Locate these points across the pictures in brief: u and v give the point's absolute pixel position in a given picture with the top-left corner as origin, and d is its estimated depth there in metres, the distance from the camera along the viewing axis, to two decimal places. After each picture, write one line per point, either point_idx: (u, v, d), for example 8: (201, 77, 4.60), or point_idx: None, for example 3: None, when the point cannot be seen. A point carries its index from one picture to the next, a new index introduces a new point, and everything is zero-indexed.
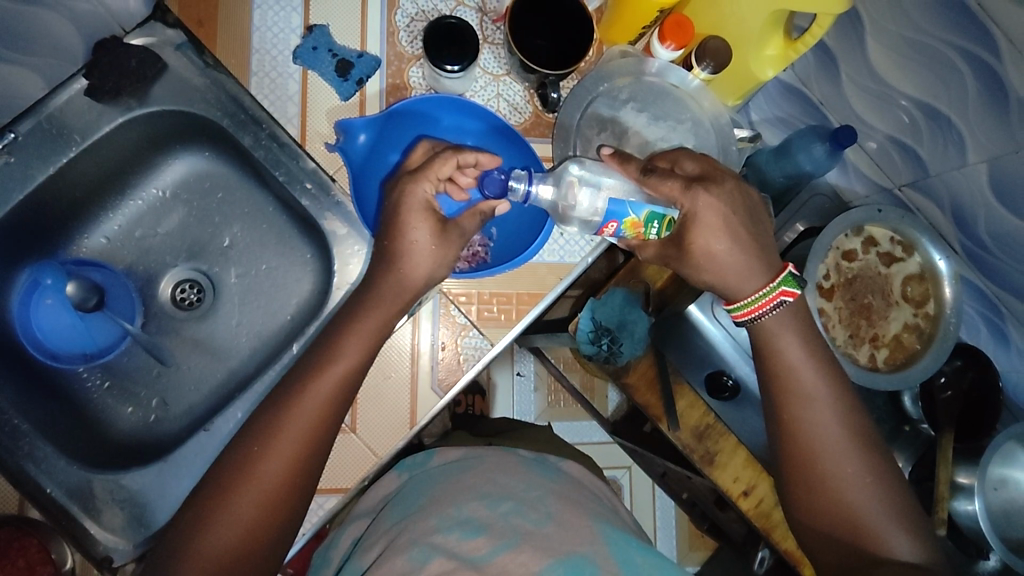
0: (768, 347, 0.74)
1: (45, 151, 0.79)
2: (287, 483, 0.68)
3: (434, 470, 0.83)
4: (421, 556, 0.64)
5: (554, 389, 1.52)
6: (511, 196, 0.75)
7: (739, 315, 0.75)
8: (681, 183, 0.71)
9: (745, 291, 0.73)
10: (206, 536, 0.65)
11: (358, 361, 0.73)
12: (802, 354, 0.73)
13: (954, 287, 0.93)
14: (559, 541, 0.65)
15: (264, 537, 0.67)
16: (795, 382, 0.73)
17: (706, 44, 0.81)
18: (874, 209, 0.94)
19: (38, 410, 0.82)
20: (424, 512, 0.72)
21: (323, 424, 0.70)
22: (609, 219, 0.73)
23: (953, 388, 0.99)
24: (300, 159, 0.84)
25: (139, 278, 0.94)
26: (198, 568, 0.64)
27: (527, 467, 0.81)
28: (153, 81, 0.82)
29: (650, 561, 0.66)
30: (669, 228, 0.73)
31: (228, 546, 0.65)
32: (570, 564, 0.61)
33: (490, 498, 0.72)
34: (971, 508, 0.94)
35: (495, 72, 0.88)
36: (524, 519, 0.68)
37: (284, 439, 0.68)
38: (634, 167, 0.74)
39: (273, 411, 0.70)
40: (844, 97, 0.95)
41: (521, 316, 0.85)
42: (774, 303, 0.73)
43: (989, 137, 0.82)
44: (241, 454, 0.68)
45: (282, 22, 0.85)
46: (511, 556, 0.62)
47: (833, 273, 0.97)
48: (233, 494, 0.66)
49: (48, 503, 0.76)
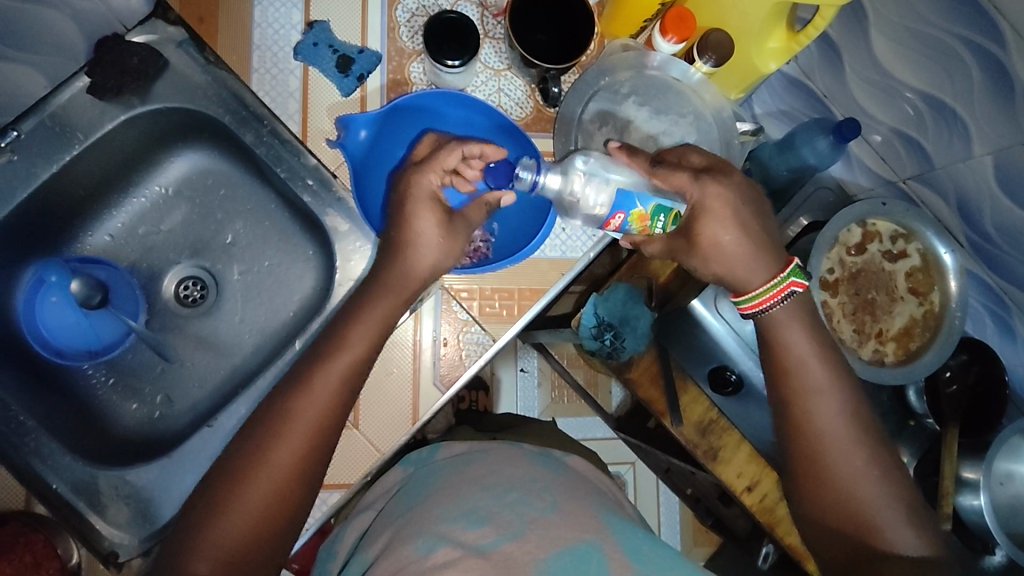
0: (773, 339, 0.74)
1: (47, 150, 0.79)
2: (296, 477, 0.68)
3: (441, 463, 0.83)
4: (427, 546, 0.65)
5: (557, 385, 1.53)
6: (519, 184, 0.76)
7: (745, 307, 0.74)
8: (688, 175, 0.71)
9: (752, 283, 0.73)
10: (216, 529, 0.65)
11: (364, 352, 0.73)
12: (812, 348, 0.73)
13: (960, 281, 0.91)
14: (565, 530, 0.65)
15: (271, 533, 0.67)
16: (801, 374, 0.73)
17: (708, 37, 0.80)
18: (878, 203, 0.92)
19: (44, 408, 0.83)
20: (429, 504, 0.73)
21: (332, 415, 0.71)
22: (615, 210, 0.72)
23: (958, 383, 0.98)
24: (300, 155, 0.84)
25: (142, 276, 0.95)
26: (206, 561, 0.64)
27: (531, 461, 0.81)
28: (155, 78, 0.82)
29: (656, 552, 0.65)
30: (675, 222, 0.73)
31: (240, 536, 0.65)
32: (579, 552, 0.62)
33: (496, 489, 0.72)
34: (977, 503, 0.93)
35: (496, 67, 0.87)
36: (529, 508, 0.68)
37: (291, 433, 0.69)
38: (642, 163, 0.74)
39: (279, 402, 0.70)
40: (847, 89, 0.94)
41: (524, 312, 0.85)
42: (778, 297, 0.72)
43: (994, 128, 0.81)
44: (247, 446, 0.69)
45: (283, 19, 0.85)
46: (516, 545, 0.63)
47: (837, 268, 0.95)
48: (245, 485, 0.67)
49: (54, 499, 0.77)
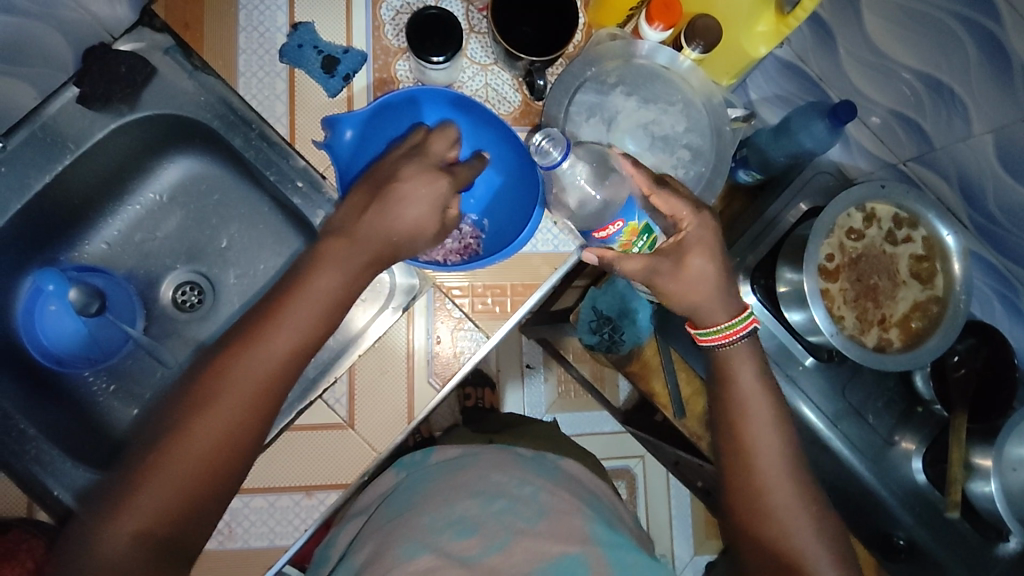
0: (723, 372, 0.77)
1: (40, 160, 0.81)
2: (228, 454, 0.67)
3: (432, 468, 0.88)
4: (411, 553, 0.70)
5: (564, 380, 1.52)
6: (540, 157, 0.67)
7: (706, 339, 0.76)
8: (690, 208, 0.74)
9: (716, 318, 0.75)
10: (148, 493, 0.64)
11: (312, 312, 0.71)
12: (755, 383, 0.76)
13: (964, 262, 0.88)
14: (548, 543, 0.70)
15: (200, 506, 0.66)
16: (735, 400, 0.76)
17: (694, 24, 0.79)
18: (876, 185, 0.89)
19: (45, 415, 0.84)
20: (416, 510, 0.78)
21: (277, 377, 0.70)
22: (616, 217, 0.72)
23: (966, 366, 0.95)
24: (289, 158, 0.84)
25: (139, 282, 0.95)
26: (133, 523, 0.64)
27: (521, 465, 0.86)
28: (143, 86, 0.82)
29: (639, 561, 0.71)
30: (650, 246, 0.76)
31: (172, 499, 0.65)
32: (562, 564, 0.67)
33: (483, 496, 0.78)
34: (987, 490, 0.91)
35: (482, 62, 0.86)
36: (515, 518, 0.74)
37: (226, 406, 0.67)
38: (645, 173, 0.73)
39: (220, 366, 0.69)
40: (841, 70, 0.92)
41: (517, 307, 0.84)
42: (743, 330, 0.75)
43: (992, 105, 0.79)
44: (185, 407, 0.68)
45: (268, 22, 0.85)
46: (502, 557, 0.69)
47: (836, 253, 0.93)
48: (177, 448, 0.66)
49: (57, 505, 0.78)
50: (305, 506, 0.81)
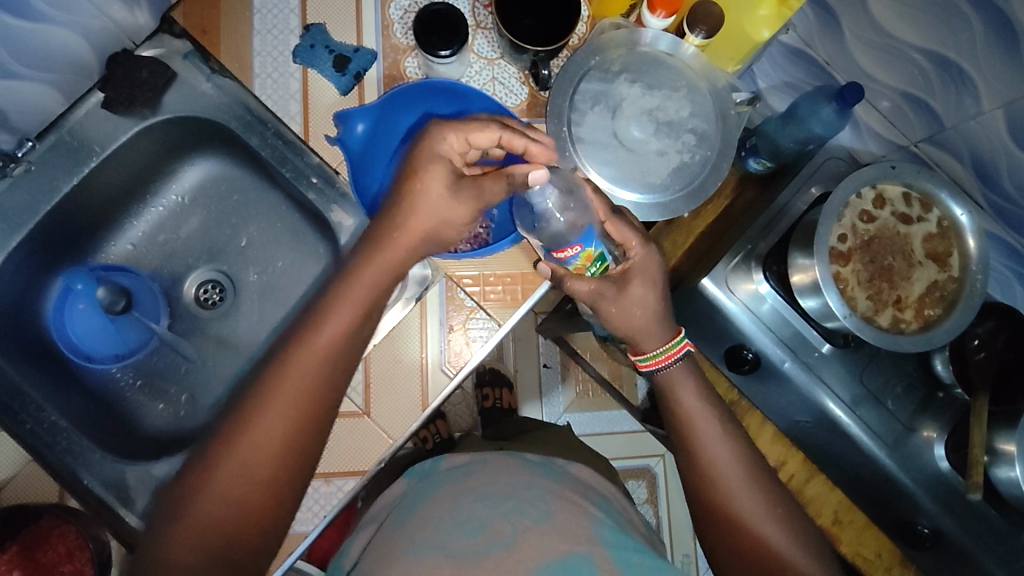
0: (668, 395, 0.79)
1: (70, 163, 0.84)
2: (259, 500, 0.66)
3: (441, 474, 0.91)
4: (422, 553, 0.72)
5: (582, 379, 1.52)
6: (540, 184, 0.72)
7: (644, 366, 0.79)
8: (640, 237, 0.76)
9: (651, 343, 0.78)
10: (201, 506, 0.65)
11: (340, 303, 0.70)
12: (699, 400, 0.78)
13: (979, 240, 0.89)
14: (557, 543, 0.71)
15: (257, 510, 0.66)
16: (690, 417, 0.78)
17: (697, 10, 0.82)
18: (887, 165, 0.89)
19: (73, 409, 0.87)
20: (421, 515, 0.80)
21: (323, 383, 0.68)
22: (575, 241, 0.71)
23: (987, 350, 0.94)
24: (304, 155, 0.87)
25: (164, 281, 0.98)
26: (190, 536, 0.64)
27: (529, 469, 0.88)
28: (164, 90, 0.86)
29: (647, 563, 0.71)
30: (601, 272, 0.75)
31: (226, 509, 0.65)
32: (568, 565, 0.68)
33: (490, 498, 0.79)
34: (1012, 475, 0.89)
35: (489, 56, 0.87)
36: (523, 517, 0.75)
37: (249, 447, 0.66)
38: (604, 202, 0.75)
39: (266, 373, 0.69)
40: (847, 53, 0.93)
41: (527, 296, 0.86)
42: (678, 353, 0.78)
43: (1001, 80, 0.79)
44: (234, 418, 0.68)
45: (281, 25, 0.88)
46: (508, 554, 0.70)
47: (849, 235, 0.92)
48: (228, 455, 0.66)
49: (85, 493, 0.80)
50: (324, 492, 0.82)
